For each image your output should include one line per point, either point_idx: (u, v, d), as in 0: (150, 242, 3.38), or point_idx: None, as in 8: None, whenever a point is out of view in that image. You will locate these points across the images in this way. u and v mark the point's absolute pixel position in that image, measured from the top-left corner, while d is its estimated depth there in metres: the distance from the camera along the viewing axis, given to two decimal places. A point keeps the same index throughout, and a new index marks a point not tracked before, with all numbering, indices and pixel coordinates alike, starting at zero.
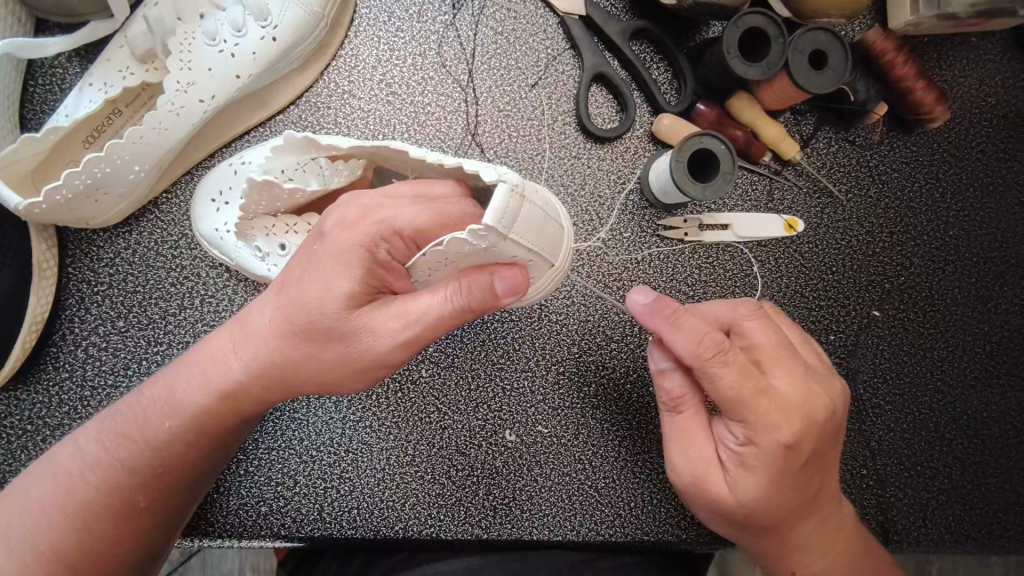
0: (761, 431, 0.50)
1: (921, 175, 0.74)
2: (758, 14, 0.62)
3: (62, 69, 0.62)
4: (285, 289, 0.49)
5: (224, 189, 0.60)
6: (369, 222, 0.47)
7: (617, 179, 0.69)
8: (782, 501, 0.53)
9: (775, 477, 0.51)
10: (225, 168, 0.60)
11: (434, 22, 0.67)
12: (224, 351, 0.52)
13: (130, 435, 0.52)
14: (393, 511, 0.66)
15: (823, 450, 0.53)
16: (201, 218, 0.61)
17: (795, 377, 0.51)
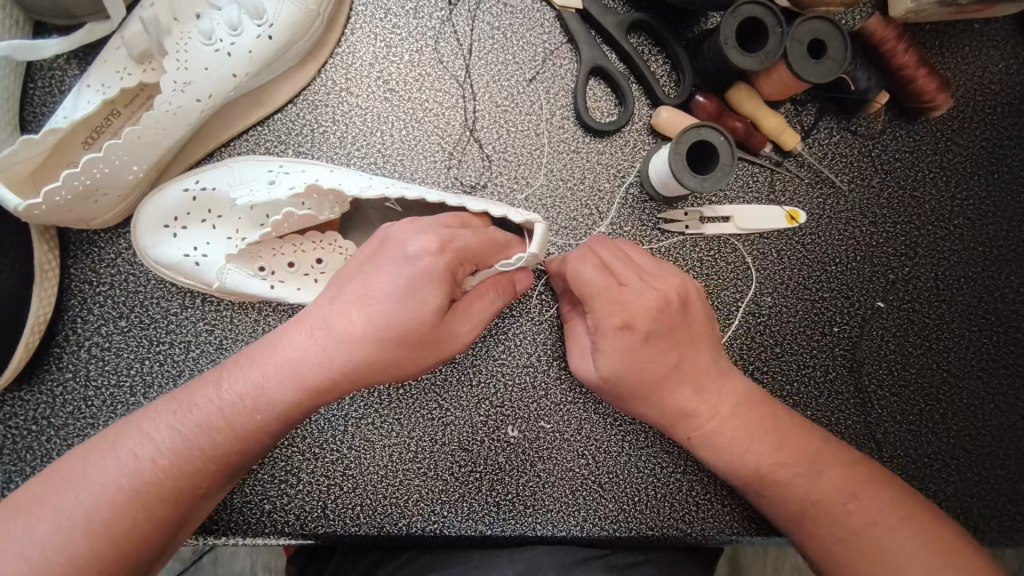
0: (601, 312, 0.55)
1: (924, 164, 0.73)
2: (755, 5, 0.62)
3: (61, 71, 0.62)
4: (372, 300, 0.49)
5: (181, 215, 0.60)
6: (438, 238, 0.51)
7: (617, 172, 0.69)
8: (663, 386, 0.56)
9: (636, 355, 0.55)
10: (179, 193, 0.60)
11: (431, 18, 0.67)
12: (309, 344, 0.50)
13: (190, 425, 0.50)
14: (396, 507, 0.66)
15: (686, 333, 0.57)
16: (153, 247, 0.60)
17: (641, 281, 0.56)
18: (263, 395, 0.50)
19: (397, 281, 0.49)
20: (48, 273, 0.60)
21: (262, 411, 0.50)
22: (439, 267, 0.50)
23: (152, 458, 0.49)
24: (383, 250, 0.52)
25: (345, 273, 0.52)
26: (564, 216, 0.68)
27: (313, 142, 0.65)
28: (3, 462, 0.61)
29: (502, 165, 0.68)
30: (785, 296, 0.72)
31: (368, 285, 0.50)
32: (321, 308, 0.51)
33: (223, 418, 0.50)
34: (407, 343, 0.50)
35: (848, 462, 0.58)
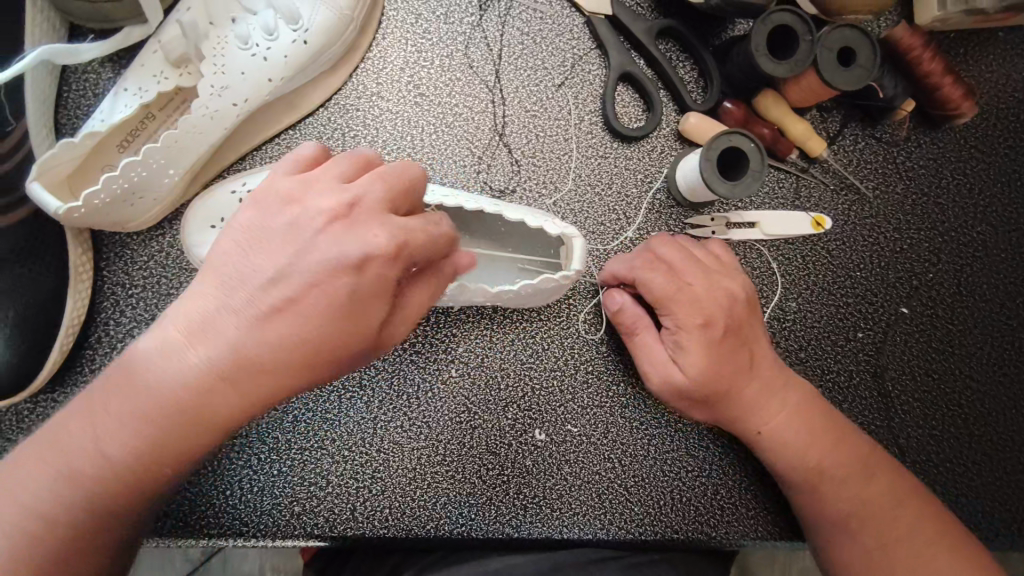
0: (680, 310, 0.61)
1: (948, 171, 0.73)
2: (785, 12, 0.62)
3: (95, 74, 0.62)
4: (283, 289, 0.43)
5: (228, 218, 0.60)
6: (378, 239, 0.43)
7: (644, 177, 0.69)
8: (738, 384, 0.61)
9: (716, 355, 0.60)
10: (227, 195, 0.60)
11: (461, 23, 0.68)
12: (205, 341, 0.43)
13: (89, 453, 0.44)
14: (424, 510, 0.67)
15: (753, 338, 0.63)
16: (199, 247, 0.60)
17: (713, 282, 0.62)
18: (178, 410, 0.43)
19: (326, 286, 0.42)
20: (82, 275, 0.60)
21: (181, 429, 0.44)
22: (376, 275, 0.43)
23: (66, 485, 0.43)
24: (306, 239, 0.43)
25: (261, 256, 0.44)
26: (592, 221, 0.69)
27: (344, 146, 0.65)
28: None
29: (532, 170, 0.68)
30: (810, 302, 0.72)
31: (293, 291, 0.43)
32: (235, 313, 0.43)
33: (134, 439, 0.43)
34: (331, 352, 0.43)
35: (889, 466, 0.63)
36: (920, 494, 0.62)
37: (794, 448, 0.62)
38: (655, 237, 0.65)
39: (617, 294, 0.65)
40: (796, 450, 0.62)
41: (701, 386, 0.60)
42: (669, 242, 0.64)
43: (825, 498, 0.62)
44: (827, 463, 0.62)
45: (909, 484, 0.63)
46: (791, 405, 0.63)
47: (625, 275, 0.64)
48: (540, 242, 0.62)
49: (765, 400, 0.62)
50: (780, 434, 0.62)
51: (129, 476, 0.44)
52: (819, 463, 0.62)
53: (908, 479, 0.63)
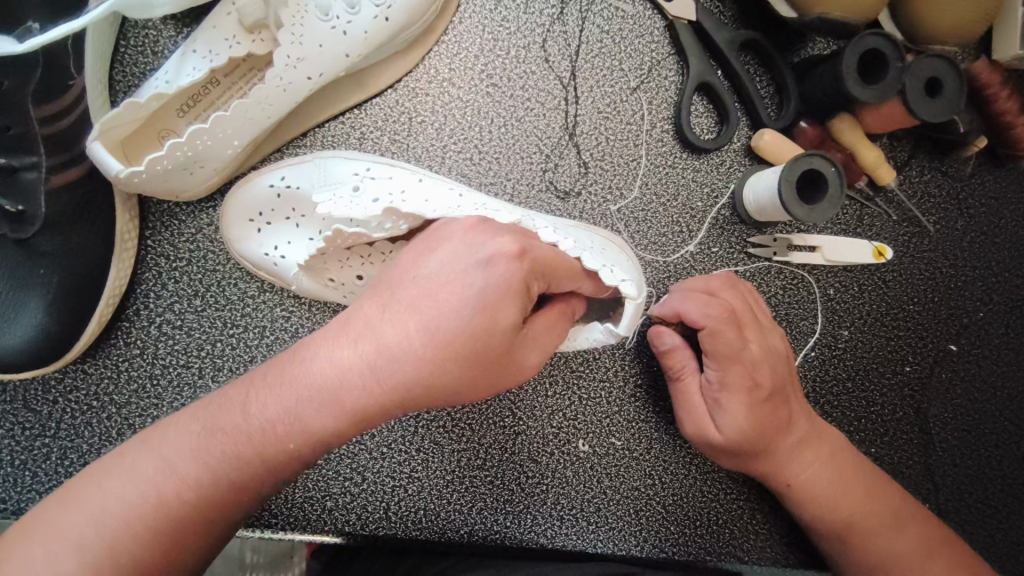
0: (727, 368, 0.58)
1: (1007, 212, 0.73)
2: (878, 36, 0.60)
3: (155, 31, 0.59)
4: (429, 299, 0.41)
5: (266, 211, 0.58)
6: (513, 242, 0.43)
7: (710, 192, 0.68)
8: (773, 442, 0.59)
9: (759, 416, 0.58)
10: (266, 189, 0.57)
11: (542, 15, 0.65)
12: (332, 353, 0.41)
13: (203, 453, 0.41)
14: (460, 514, 0.65)
15: (789, 392, 0.61)
16: (237, 240, 0.58)
17: (763, 343, 0.60)
18: (300, 417, 0.40)
19: (474, 295, 0.41)
20: (127, 243, 0.57)
21: (305, 438, 0.41)
22: (518, 276, 0.42)
23: (169, 477, 0.41)
24: (445, 250, 0.43)
25: (396, 272, 0.44)
26: (654, 232, 0.67)
27: (410, 132, 0.63)
28: (58, 438, 0.58)
29: (599, 173, 0.66)
30: (861, 331, 0.71)
31: (431, 291, 0.41)
32: (371, 314, 0.41)
33: (253, 435, 0.41)
34: (471, 359, 0.41)
35: (923, 518, 0.61)
36: (952, 542, 0.61)
37: (827, 501, 0.60)
38: (717, 278, 0.62)
39: (665, 335, 0.60)
40: (827, 504, 0.60)
41: (741, 446, 0.58)
42: (733, 288, 0.62)
43: (856, 551, 0.60)
44: (862, 515, 0.60)
45: (941, 530, 0.61)
46: (822, 454, 0.61)
47: (697, 321, 0.58)
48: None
49: (799, 453, 0.61)
50: (813, 491, 0.61)
51: (232, 481, 0.41)
52: (853, 513, 0.60)
53: (939, 525, 0.62)
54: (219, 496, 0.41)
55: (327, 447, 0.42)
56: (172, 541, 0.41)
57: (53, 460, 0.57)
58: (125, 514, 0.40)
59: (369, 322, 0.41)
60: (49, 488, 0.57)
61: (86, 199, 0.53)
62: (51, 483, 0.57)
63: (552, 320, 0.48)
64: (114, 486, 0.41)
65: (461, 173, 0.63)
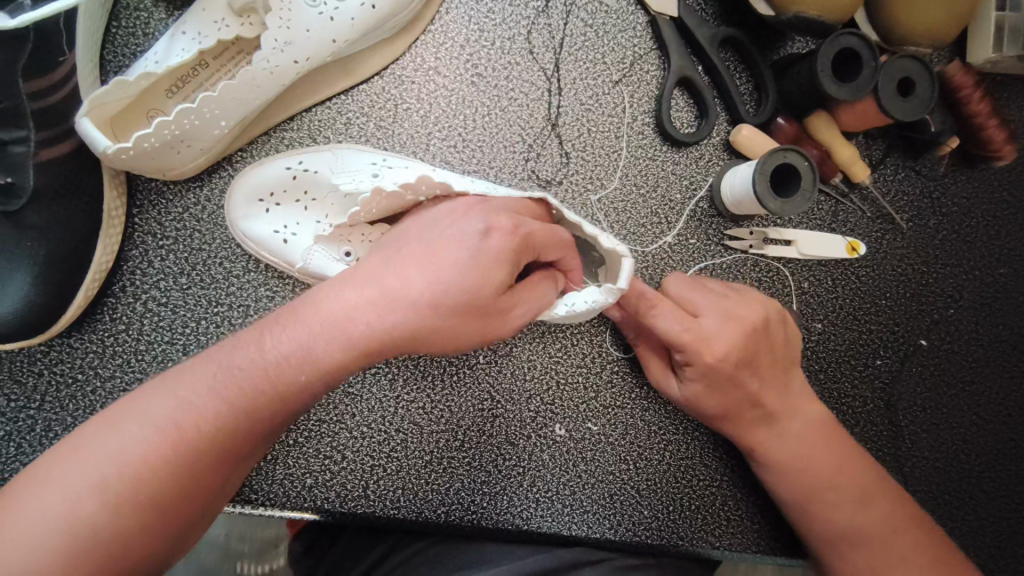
0: (688, 347, 0.58)
1: (979, 211, 0.75)
2: (853, 36, 0.62)
3: (146, 13, 0.60)
4: (427, 258, 0.44)
5: (278, 192, 0.59)
6: (508, 220, 0.47)
7: (689, 184, 0.69)
8: (763, 393, 0.61)
9: (726, 376, 0.59)
10: (280, 169, 0.59)
11: (527, 7, 0.67)
12: (341, 298, 0.44)
13: (213, 395, 0.43)
14: (437, 494, 0.66)
15: (772, 357, 0.62)
16: (244, 218, 0.59)
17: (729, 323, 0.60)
18: (310, 354, 0.43)
19: (468, 259, 0.44)
20: (113, 220, 0.58)
21: (307, 373, 0.43)
22: (507, 247, 0.45)
23: (174, 422, 0.42)
24: (443, 222, 0.47)
25: (397, 238, 0.48)
26: (634, 222, 0.68)
27: (395, 119, 0.64)
28: (43, 410, 0.59)
29: (580, 164, 0.67)
30: (834, 324, 0.73)
31: (429, 250, 0.45)
32: (374, 266, 0.45)
33: (263, 376, 0.43)
34: (461, 312, 0.44)
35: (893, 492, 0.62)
36: (918, 516, 0.61)
37: (805, 463, 0.62)
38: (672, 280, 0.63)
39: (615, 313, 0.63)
40: (802, 463, 0.62)
41: (726, 391, 0.60)
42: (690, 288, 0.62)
43: (825, 519, 0.61)
44: (843, 481, 0.61)
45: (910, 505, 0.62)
46: (810, 419, 0.63)
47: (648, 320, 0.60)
48: (584, 258, 0.59)
49: (789, 407, 0.63)
50: (800, 451, 0.62)
51: (234, 424, 0.43)
52: (831, 476, 0.61)
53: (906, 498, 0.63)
54: (223, 443, 0.43)
55: (333, 381, 0.45)
56: (176, 486, 0.42)
57: (37, 431, 0.58)
58: (125, 467, 0.41)
59: (374, 274, 0.44)
60: (32, 460, 0.58)
61: (75, 173, 0.54)
62: (35, 455, 0.58)
63: (539, 285, 0.50)
64: (116, 435, 0.42)
65: (444, 160, 0.65)
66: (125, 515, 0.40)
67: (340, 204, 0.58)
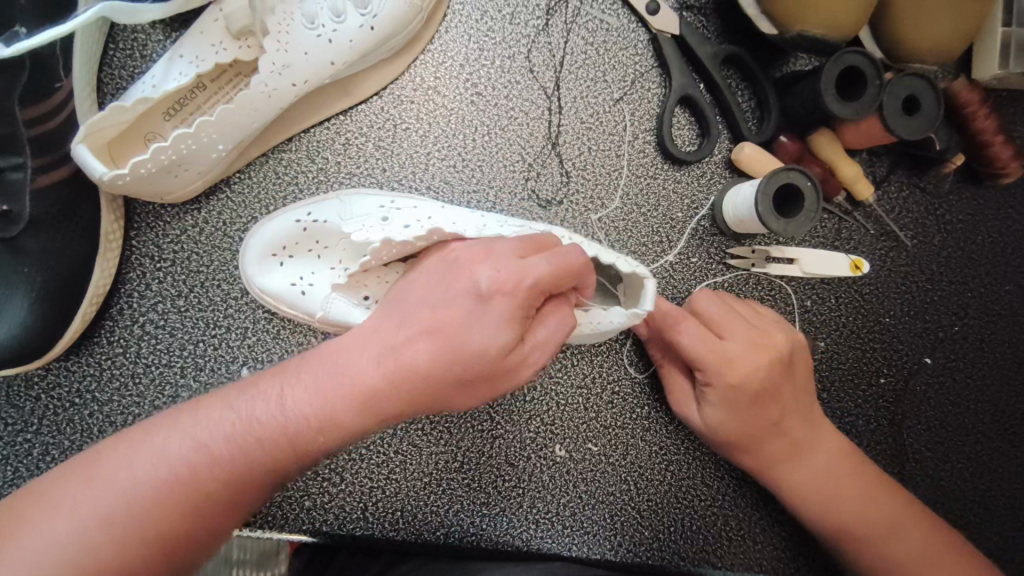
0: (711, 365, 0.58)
1: (984, 228, 0.74)
2: (858, 54, 0.61)
3: (144, 34, 0.60)
4: (438, 323, 0.44)
5: (290, 244, 0.58)
6: (509, 274, 0.44)
7: (690, 203, 0.68)
8: (788, 418, 0.61)
9: (740, 410, 0.59)
10: (290, 222, 0.58)
11: (527, 26, 0.66)
12: (353, 359, 0.44)
13: (228, 434, 0.43)
14: (436, 515, 0.66)
15: (785, 392, 0.61)
16: (260, 274, 0.58)
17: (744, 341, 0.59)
18: (324, 413, 0.43)
19: (484, 325, 0.43)
20: (111, 243, 0.58)
21: (325, 432, 0.43)
22: (515, 305, 0.44)
23: (187, 460, 0.42)
24: (452, 278, 0.47)
25: (409, 295, 0.48)
26: (635, 241, 0.68)
27: (394, 139, 0.64)
28: (40, 434, 0.58)
29: (580, 183, 0.67)
30: (837, 342, 0.72)
31: (439, 313, 0.45)
32: (387, 329, 0.45)
33: (280, 423, 0.43)
34: (473, 378, 0.44)
35: (922, 520, 0.60)
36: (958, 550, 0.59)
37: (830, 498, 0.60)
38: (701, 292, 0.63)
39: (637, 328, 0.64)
40: (824, 495, 0.61)
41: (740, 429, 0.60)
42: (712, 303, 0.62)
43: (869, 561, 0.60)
44: (870, 512, 0.60)
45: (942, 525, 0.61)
46: (832, 451, 0.62)
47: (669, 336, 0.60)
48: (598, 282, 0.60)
49: (813, 435, 0.62)
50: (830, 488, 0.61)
51: (245, 473, 0.43)
52: (857, 509, 0.60)
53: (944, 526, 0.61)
54: (231, 485, 0.42)
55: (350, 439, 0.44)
56: (178, 525, 0.41)
57: (34, 455, 0.58)
58: (132, 500, 0.41)
59: (393, 339, 0.45)
60: (29, 484, 0.58)
61: (71, 198, 0.54)
62: (33, 478, 0.58)
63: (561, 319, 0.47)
64: (127, 467, 0.42)
65: (444, 180, 0.64)
66: (123, 551, 0.40)
67: (354, 248, 0.57)
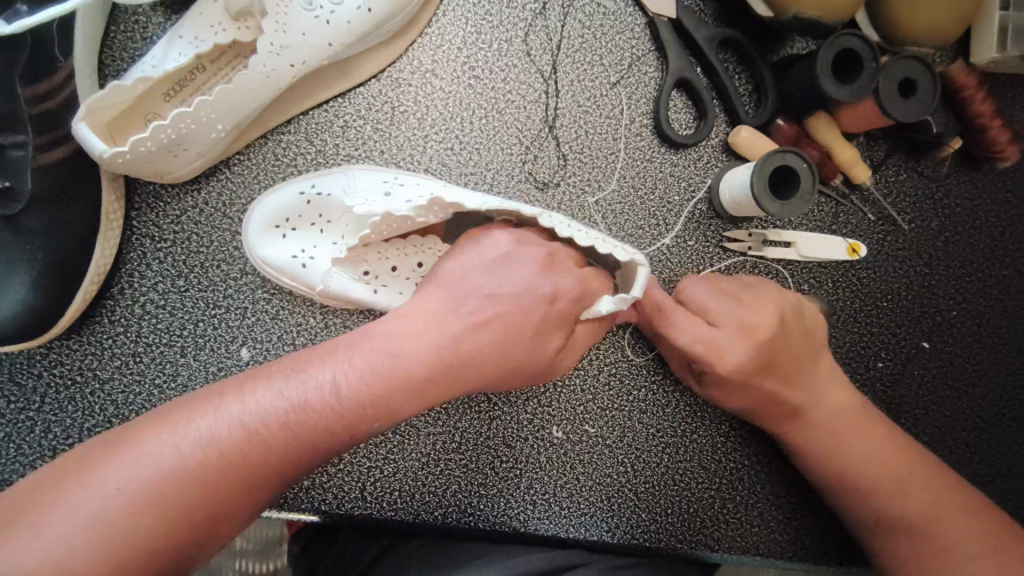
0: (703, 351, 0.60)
1: (982, 212, 0.74)
2: (853, 37, 0.61)
3: (145, 17, 0.60)
4: (497, 316, 0.50)
5: (292, 216, 0.59)
6: (572, 282, 0.52)
7: (687, 186, 0.69)
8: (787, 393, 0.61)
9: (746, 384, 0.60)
10: (293, 195, 0.59)
11: (524, 9, 0.67)
12: (413, 343, 0.48)
13: (273, 416, 0.45)
14: (434, 496, 0.66)
15: (785, 361, 0.61)
16: (261, 246, 0.58)
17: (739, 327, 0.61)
18: (383, 397, 0.47)
19: (536, 322, 0.51)
20: (111, 223, 0.59)
21: (380, 414, 0.47)
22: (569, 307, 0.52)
23: (232, 439, 0.44)
24: (505, 268, 0.52)
25: (456, 277, 0.52)
26: (632, 224, 0.68)
27: (392, 121, 0.64)
28: (43, 411, 0.59)
29: (577, 166, 0.67)
30: (834, 326, 0.72)
31: (502, 306, 0.51)
32: (445, 312, 0.50)
33: (332, 404, 0.46)
34: (521, 365, 0.52)
35: (936, 481, 0.60)
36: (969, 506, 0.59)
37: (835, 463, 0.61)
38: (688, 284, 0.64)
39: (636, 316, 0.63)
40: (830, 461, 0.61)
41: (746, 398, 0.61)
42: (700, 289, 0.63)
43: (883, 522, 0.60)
44: (878, 475, 0.60)
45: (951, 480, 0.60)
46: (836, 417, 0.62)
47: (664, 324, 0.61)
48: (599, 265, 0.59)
49: (817, 399, 0.62)
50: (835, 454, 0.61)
51: (285, 456, 0.45)
52: (865, 473, 0.60)
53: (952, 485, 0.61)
54: (275, 465, 0.45)
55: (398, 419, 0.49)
56: (217, 502, 0.43)
57: (37, 433, 0.59)
58: (174, 475, 0.42)
59: (451, 326, 0.49)
60: (31, 461, 0.58)
61: (71, 177, 0.55)
62: (35, 456, 0.59)
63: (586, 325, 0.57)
64: (170, 443, 0.43)
65: (442, 162, 0.65)
66: (162, 523, 0.41)
67: (355, 225, 0.58)
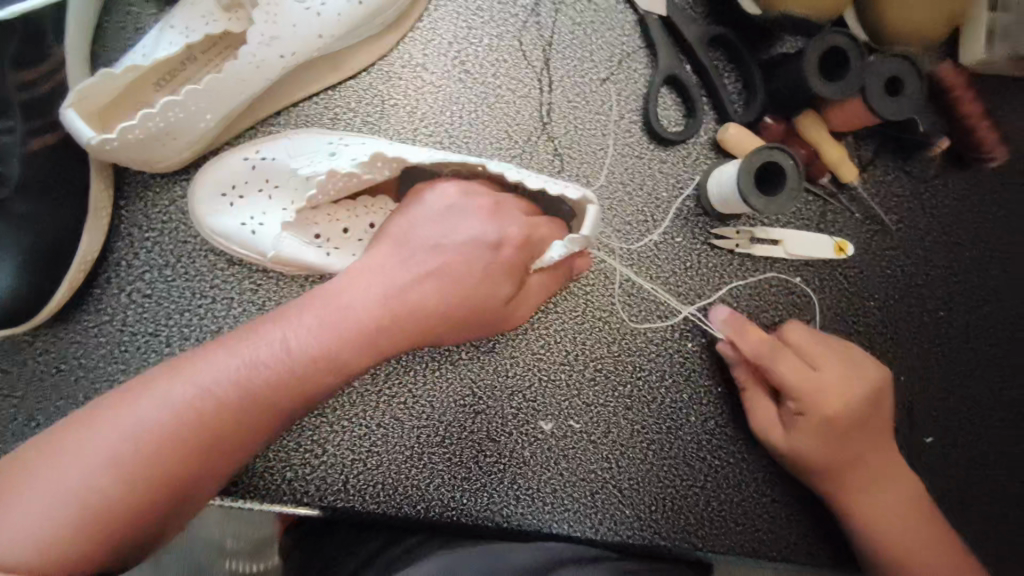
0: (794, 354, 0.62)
1: (970, 213, 0.74)
2: (840, 35, 0.62)
3: (138, 9, 0.61)
4: (446, 268, 0.54)
5: (239, 184, 0.59)
6: (517, 231, 0.55)
7: (675, 183, 0.69)
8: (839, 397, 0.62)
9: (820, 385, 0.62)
10: (238, 162, 0.60)
11: (516, 6, 0.67)
12: (363, 298, 0.51)
13: (233, 378, 0.46)
14: (417, 490, 0.66)
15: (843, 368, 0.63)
16: (209, 214, 0.59)
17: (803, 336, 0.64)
18: (336, 349, 0.49)
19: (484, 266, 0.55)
20: (100, 211, 0.59)
21: (333, 368, 0.49)
22: (515, 259, 0.56)
23: (194, 403, 0.44)
24: (452, 222, 0.55)
25: (401, 232, 0.55)
26: (619, 220, 0.68)
27: (382, 115, 0.65)
28: (28, 398, 0.59)
29: (566, 161, 0.68)
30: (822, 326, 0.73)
31: (444, 261, 0.54)
32: (392, 266, 0.53)
33: (290, 361, 0.47)
34: (474, 313, 0.55)
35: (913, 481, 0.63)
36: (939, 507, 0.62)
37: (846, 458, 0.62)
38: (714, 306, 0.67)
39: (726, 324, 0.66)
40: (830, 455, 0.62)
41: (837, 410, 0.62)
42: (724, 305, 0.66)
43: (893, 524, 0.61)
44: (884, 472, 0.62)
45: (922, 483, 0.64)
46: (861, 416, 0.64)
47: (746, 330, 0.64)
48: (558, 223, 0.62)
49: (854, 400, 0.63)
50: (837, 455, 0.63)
51: (247, 415, 0.45)
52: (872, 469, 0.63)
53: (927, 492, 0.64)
54: (238, 427, 0.45)
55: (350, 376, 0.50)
56: (183, 466, 0.43)
57: (21, 419, 0.59)
58: (137, 442, 0.42)
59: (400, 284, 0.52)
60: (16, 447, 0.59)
61: (60, 164, 0.55)
62: (19, 443, 0.59)
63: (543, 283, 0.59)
64: (131, 413, 0.43)
65: None
66: (128, 491, 0.41)
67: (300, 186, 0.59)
